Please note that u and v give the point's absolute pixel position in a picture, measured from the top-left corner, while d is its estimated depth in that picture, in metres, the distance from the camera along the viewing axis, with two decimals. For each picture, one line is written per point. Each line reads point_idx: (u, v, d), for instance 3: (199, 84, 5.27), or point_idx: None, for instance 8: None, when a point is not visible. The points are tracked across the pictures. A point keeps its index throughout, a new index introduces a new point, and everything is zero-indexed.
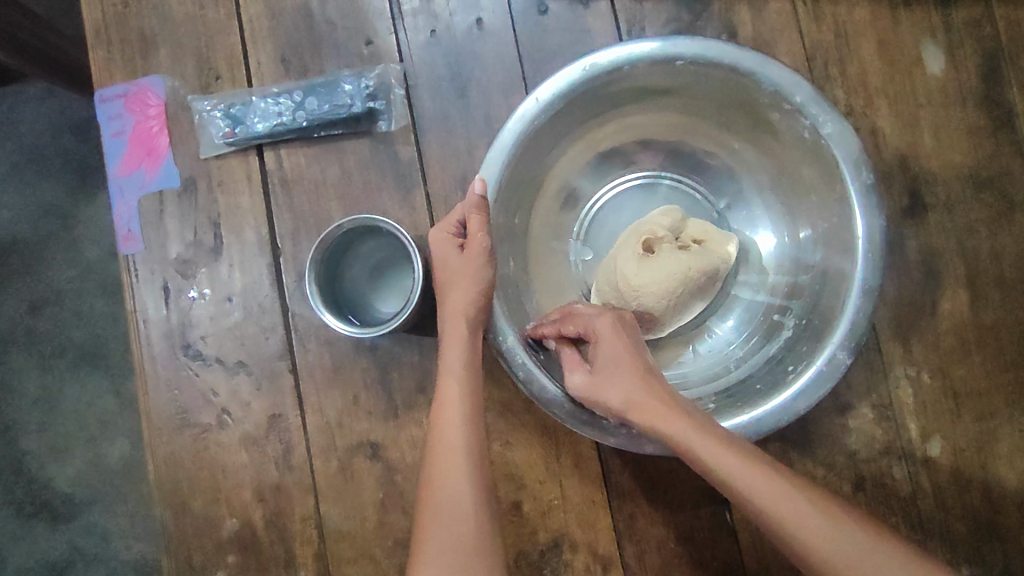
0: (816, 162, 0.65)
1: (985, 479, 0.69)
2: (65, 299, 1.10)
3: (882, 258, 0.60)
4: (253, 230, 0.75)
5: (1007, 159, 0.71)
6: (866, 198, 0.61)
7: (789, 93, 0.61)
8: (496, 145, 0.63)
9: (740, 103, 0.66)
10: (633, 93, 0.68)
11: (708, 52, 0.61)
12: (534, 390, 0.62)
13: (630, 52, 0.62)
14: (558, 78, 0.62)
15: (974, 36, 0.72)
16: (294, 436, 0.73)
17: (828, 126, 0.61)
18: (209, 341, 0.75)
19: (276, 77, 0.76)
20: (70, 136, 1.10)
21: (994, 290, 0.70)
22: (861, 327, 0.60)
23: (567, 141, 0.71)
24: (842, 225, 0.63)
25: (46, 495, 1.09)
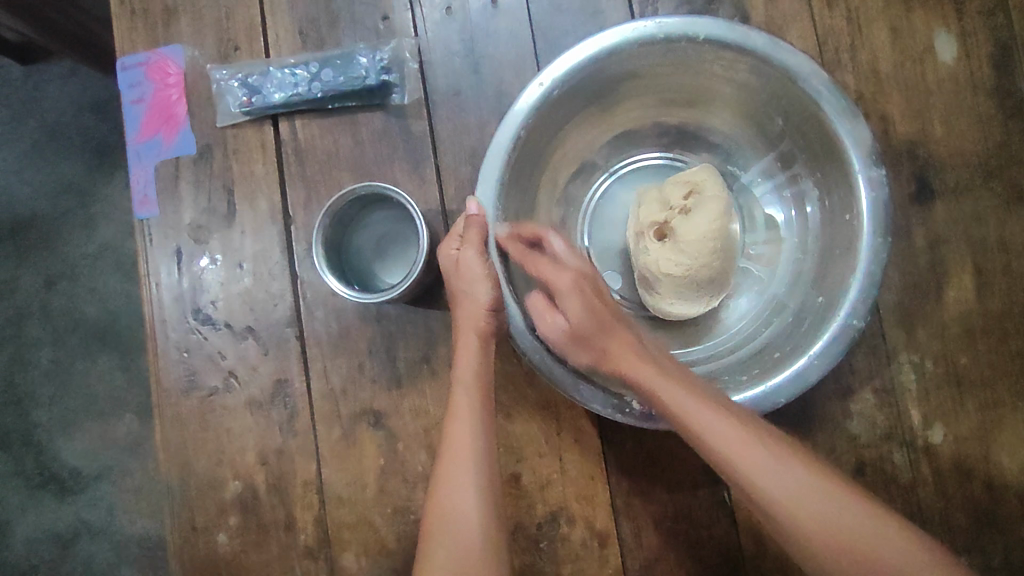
0: (819, 141, 0.65)
1: (988, 469, 0.68)
2: (80, 274, 1.12)
3: (886, 234, 0.60)
4: (265, 199, 0.76)
5: (1017, 148, 0.71)
6: (870, 175, 0.61)
7: (790, 69, 0.61)
8: (505, 127, 0.63)
9: (746, 85, 0.67)
10: (632, 77, 0.68)
11: (700, 29, 0.62)
12: (535, 363, 0.63)
13: (625, 33, 0.62)
14: (563, 62, 0.62)
15: (987, 25, 0.72)
16: (298, 402, 0.75)
17: (827, 96, 0.61)
18: (218, 306, 0.76)
19: (293, 50, 0.77)
20: (90, 114, 1.12)
21: (1000, 278, 0.70)
22: (867, 304, 0.60)
23: (574, 126, 0.71)
24: (847, 205, 0.63)
25: (55, 465, 1.11)
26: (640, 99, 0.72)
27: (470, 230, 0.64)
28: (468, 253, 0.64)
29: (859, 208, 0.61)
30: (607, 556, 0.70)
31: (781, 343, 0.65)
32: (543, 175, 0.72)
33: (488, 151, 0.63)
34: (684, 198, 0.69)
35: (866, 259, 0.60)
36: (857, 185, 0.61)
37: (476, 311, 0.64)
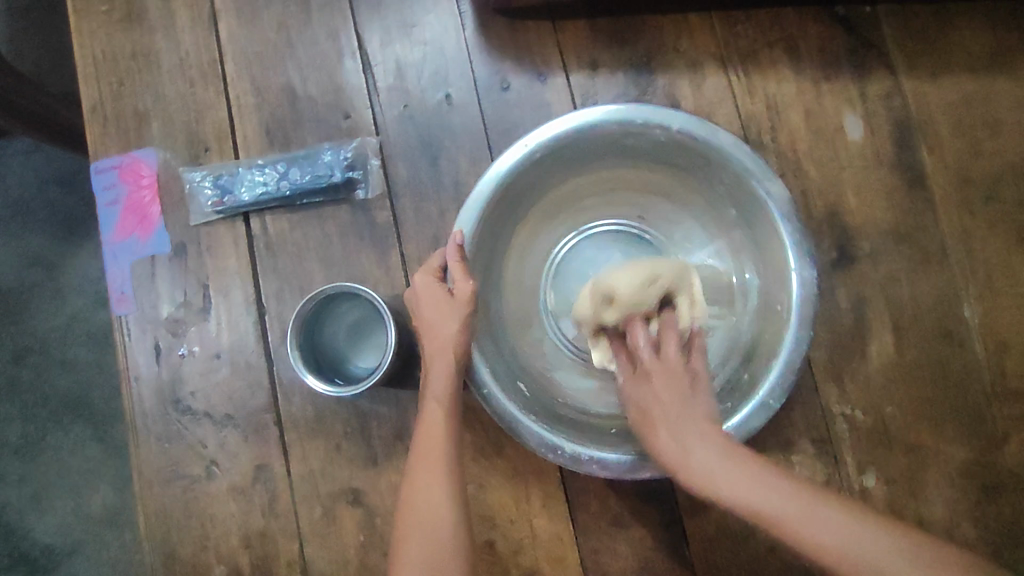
0: (752, 213, 0.71)
1: (918, 508, 0.74)
2: (49, 348, 1.11)
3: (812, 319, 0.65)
4: (239, 290, 0.81)
5: (920, 215, 0.79)
6: (799, 250, 0.66)
7: (739, 164, 0.67)
8: (473, 196, 0.67)
9: (700, 169, 0.73)
10: (611, 148, 0.73)
11: (658, 118, 0.67)
12: (499, 410, 0.66)
13: (585, 118, 0.68)
14: (521, 144, 0.68)
15: (887, 106, 0.81)
16: (279, 484, 0.78)
17: (770, 187, 0.67)
18: (198, 396, 0.80)
19: (261, 150, 0.83)
20: (55, 188, 1.13)
21: (915, 331, 0.77)
22: (789, 383, 0.64)
23: (552, 184, 0.76)
24: (778, 266, 0.68)
25: (25, 546, 1.09)
26: (610, 168, 0.77)
27: (452, 265, 0.64)
28: (460, 286, 0.64)
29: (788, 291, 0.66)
30: None
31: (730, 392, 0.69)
32: (516, 224, 0.77)
33: (470, 194, 0.68)
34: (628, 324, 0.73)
35: (798, 291, 0.65)
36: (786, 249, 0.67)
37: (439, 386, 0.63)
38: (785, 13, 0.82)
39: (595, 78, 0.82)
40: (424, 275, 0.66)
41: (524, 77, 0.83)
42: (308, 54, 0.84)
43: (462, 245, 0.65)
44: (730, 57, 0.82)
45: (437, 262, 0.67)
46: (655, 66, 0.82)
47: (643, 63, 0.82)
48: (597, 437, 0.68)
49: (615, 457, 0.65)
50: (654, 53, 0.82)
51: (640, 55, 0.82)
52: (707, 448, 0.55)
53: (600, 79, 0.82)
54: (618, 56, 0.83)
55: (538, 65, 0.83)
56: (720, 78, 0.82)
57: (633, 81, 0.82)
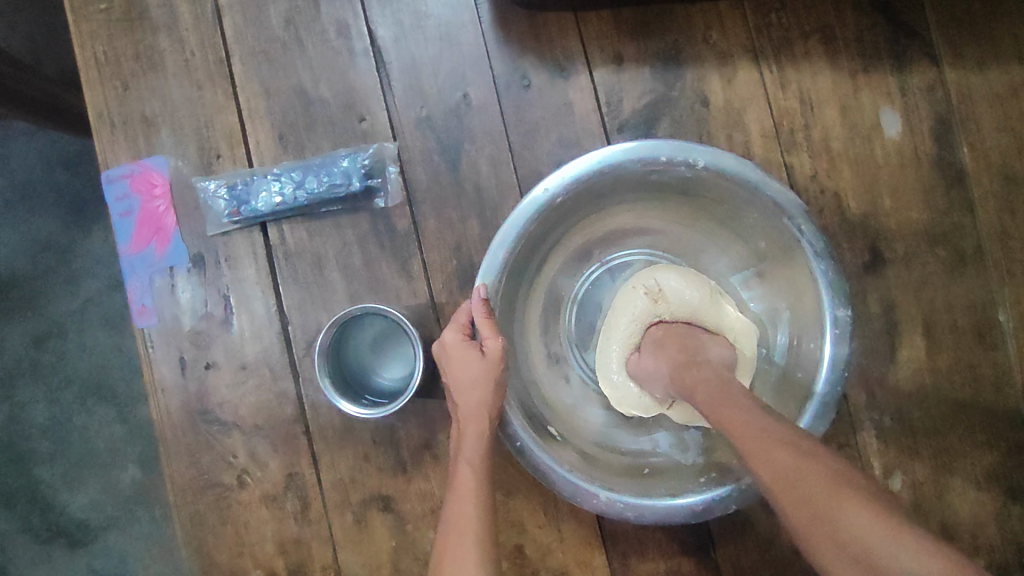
0: (782, 249, 0.68)
1: (942, 510, 0.75)
2: (68, 330, 1.05)
3: (847, 333, 0.64)
4: (260, 302, 0.80)
5: (958, 215, 0.76)
6: (834, 283, 0.64)
7: (774, 201, 0.64)
8: (499, 240, 0.65)
9: (735, 207, 0.69)
10: (636, 184, 0.70)
11: (693, 156, 0.64)
12: (532, 462, 0.66)
13: (615, 154, 0.64)
14: (549, 182, 0.65)
15: (928, 99, 0.77)
16: (310, 492, 0.79)
17: (802, 226, 0.64)
18: (226, 408, 0.80)
19: (275, 157, 0.80)
20: (61, 170, 1.05)
21: (948, 336, 0.76)
22: (835, 394, 0.64)
23: (584, 217, 0.73)
24: (810, 300, 0.66)
25: (62, 521, 1.04)
26: (636, 200, 0.73)
27: (480, 322, 0.65)
28: (490, 344, 0.65)
29: (818, 300, 0.65)
30: None
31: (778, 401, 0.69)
32: (542, 260, 0.74)
33: (491, 246, 0.66)
34: (654, 309, 0.71)
35: (831, 331, 0.64)
36: (820, 288, 0.64)
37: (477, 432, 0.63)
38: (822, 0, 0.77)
39: (620, 75, 0.79)
40: (453, 331, 0.67)
41: (545, 74, 0.79)
42: (319, 53, 0.80)
43: (487, 300, 0.65)
44: (763, 49, 0.78)
45: (465, 317, 0.68)
46: (683, 60, 0.78)
47: (671, 57, 0.78)
48: (634, 484, 0.68)
49: (651, 501, 0.65)
50: (682, 46, 0.78)
51: (668, 48, 0.78)
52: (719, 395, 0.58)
53: (626, 76, 0.79)
54: (644, 50, 0.78)
55: (560, 60, 0.79)
56: (752, 72, 0.78)
57: (660, 76, 0.78)
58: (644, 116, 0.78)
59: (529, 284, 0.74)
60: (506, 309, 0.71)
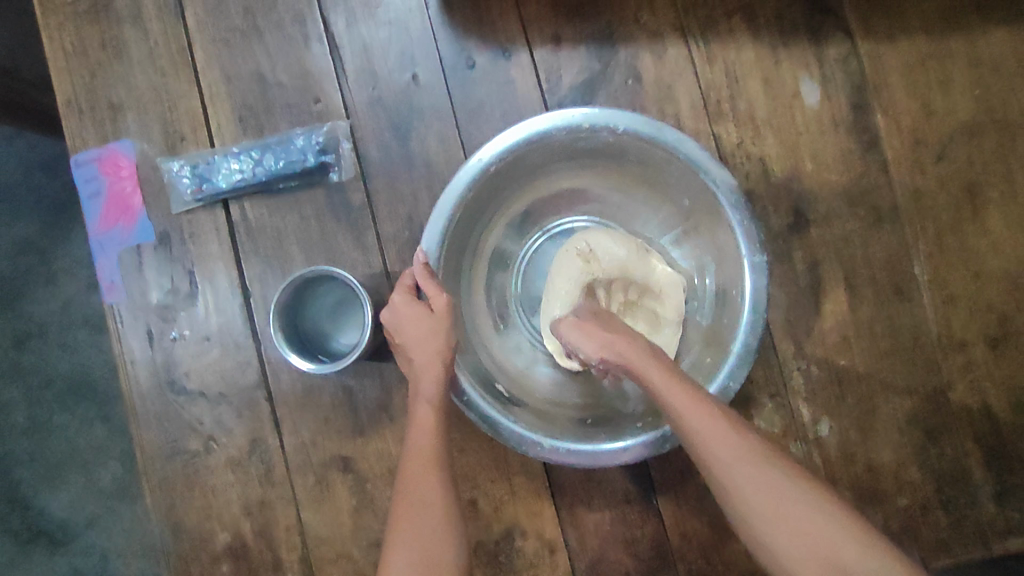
0: (704, 205, 0.73)
1: (868, 453, 0.80)
2: (49, 333, 1.08)
3: (766, 281, 0.69)
4: (224, 275, 0.85)
5: (874, 176, 0.82)
6: (750, 232, 0.69)
7: (693, 161, 0.69)
8: (440, 209, 0.70)
9: (660, 172, 0.75)
10: (567, 153, 0.75)
11: (617, 121, 0.69)
12: (478, 416, 0.70)
13: (544, 123, 0.69)
14: (484, 151, 0.70)
15: (843, 71, 0.83)
16: (274, 455, 0.83)
17: (720, 182, 0.69)
18: (192, 377, 0.84)
19: (236, 137, 0.85)
20: (41, 174, 1.09)
21: (868, 289, 0.81)
22: (756, 333, 0.69)
23: (521, 188, 0.78)
24: (731, 250, 0.72)
25: (42, 520, 1.07)
26: (570, 168, 0.78)
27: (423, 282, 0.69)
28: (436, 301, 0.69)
29: (737, 249, 0.70)
30: (558, 561, 0.81)
31: (709, 348, 0.74)
32: (484, 228, 0.79)
33: (436, 207, 0.71)
34: (586, 269, 0.77)
35: (751, 276, 0.69)
36: (738, 240, 0.70)
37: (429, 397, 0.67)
38: None
39: (558, 53, 0.84)
40: (399, 294, 0.72)
41: (488, 54, 0.84)
42: (276, 38, 0.85)
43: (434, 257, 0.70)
44: (690, 27, 0.84)
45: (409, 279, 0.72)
46: (616, 38, 0.84)
47: (604, 36, 0.84)
48: (575, 433, 0.73)
49: (594, 448, 0.69)
50: (614, 25, 0.84)
51: (602, 28, 0.84)
52: (686, 392, 0.60)
53: (563, 54, 0.84)
54: (580, 30, 0.84)
55: (501, 41, 0.84)
56: (680, 49, 0.84)
57: (595, 54, 0.84)
58: (581, 91, 0.84)
59: (475, 248, 0.79)
60: (452, 273, 0.76)
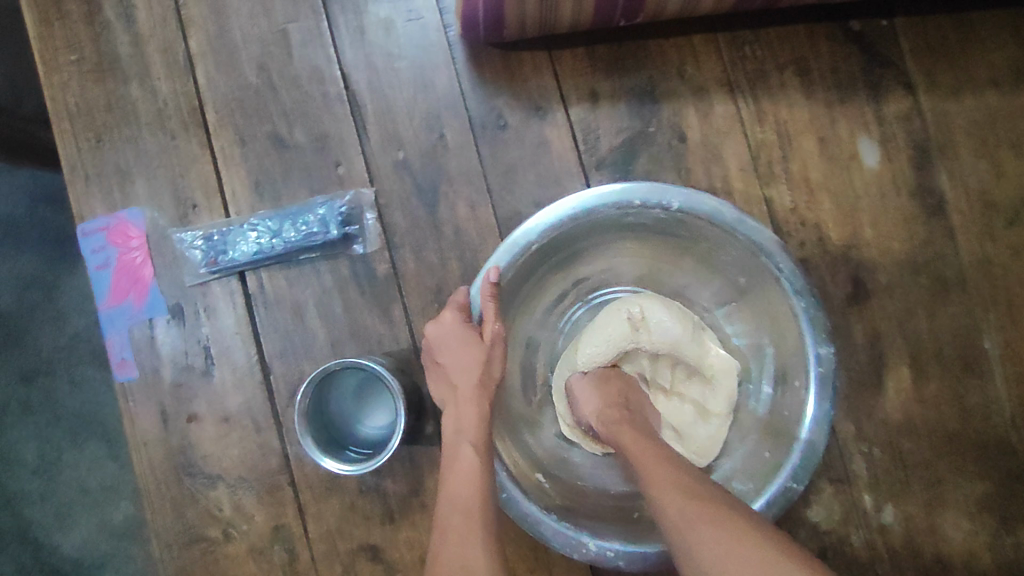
0: (762, 285, 0.67)
1: (937, 543, 0.74)
2: (58, 367, 1.00)
3: (833, 377, 0.63)
4: (241, 352, 0.79)
5: (940, 243, 0.76)
6: (814, 321, 0.63)
7: (752, 240, 0.63)
8: (477, 289, 0.65)
9: (712, 247, 0.68)
10: (612, 227, 0.69)
11: (669, 198, 0.63)
12: (515, 512, 0.65)
13: (590, 199, 0.63)
14: (525, 229, 0.64)
15: (905, 128, 0.77)
16: (298, 543, 0.78)
17: (781, 263, 0.63)
18: (210, 460, 0.79)
19: (252, 204, 0.80)
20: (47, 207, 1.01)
21: (935, 365, 0.75)
22: (822, 433, 0.63)
23: (562, 263, 0.72)
24: (791, 337, 0.65)
25: (55, 561, 0.99)
26: (614, 243, 0.72)
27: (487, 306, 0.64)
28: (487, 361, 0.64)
29: (800, 338, 0.64)
30: None
31: (767, 441, 0.68)
32: (521, 306, 0.73)
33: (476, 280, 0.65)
34: (634, 336, 0.71)
35: (816, 369, 0.63)
36: (802, 327, 0.63)
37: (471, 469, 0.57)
38: (795, 31, 0.77)
39: (596, 111, 0.78)
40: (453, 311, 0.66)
41: (520, 112, 0.79)
42: (293, 97, 0.80)
43: (496, 284, 0.63)
44: (738, 82, 0.77)
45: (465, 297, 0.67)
46: (659, 95, 0.78)
47: (646, 92, 0.78)
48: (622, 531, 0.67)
49: (646, 549, 0.63)
50: (657, 81, 0.78)
51: (643, 84, 0.78)
52: (653, 455, 0.57)
53: (601, 112, 0.78)
54: (619, 86, 0.78)
55: (535, 99, 0.78)
56: (729, 105, 0.78)
57: (636, 111, 0.78)
58: (621, 152, 0.78)
59: (511, 327, 0.73)
60: None
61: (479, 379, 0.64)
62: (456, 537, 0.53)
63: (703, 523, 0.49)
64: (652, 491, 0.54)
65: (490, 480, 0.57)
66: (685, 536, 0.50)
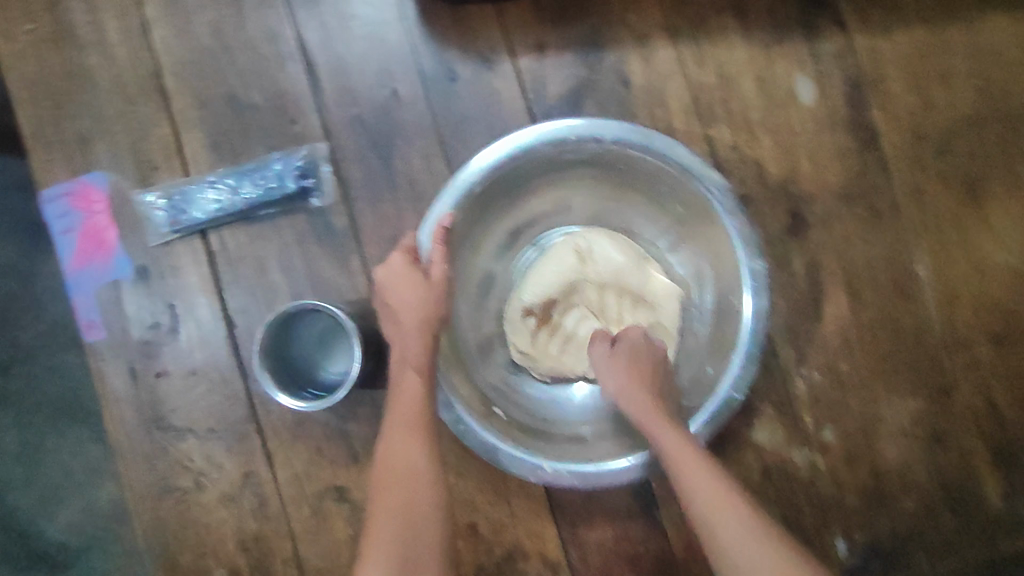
0: (697, 213, 0.72)
1: (873, 458, 0.79)
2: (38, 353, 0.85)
3: (767, 287, 0.67)
4: (206, 307, 0.82)
5: (872, 176, 0.80)
6: (745, 234, 0.68)
7: (684, 168, 0.67)
8: (430, 219, 0.68)
9: (649, 180, 0.72)
10: (555, 166, 0.72)
11: (604, 131, 0.67)
12: (472, 437, 0.68)
13: (530, 136, 0.67)
14: (470, 168, 0.67)
15: (839, 66, 0.80)
16: (267, 488, 0.81)
17: (712, 188, 0.67)
18: (180, 413, 0.82)
19: (212, 163, 0.82)
20: None
21: (869, 293, 0.79)
22: (759, 340, 0.67)
23: (510, 203, 0.75)
24: (727, 256, 0.70)
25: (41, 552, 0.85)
26: (559, 185, 0.76)
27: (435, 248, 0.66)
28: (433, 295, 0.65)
29: (734, 254, 0.69)
30: None
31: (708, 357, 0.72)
32: (474, 246, 0.76)
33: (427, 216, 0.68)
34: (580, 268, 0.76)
35: (750, 280, 0.68)
36: (735, 243, 0.68)
37: (412, 399, 0.61)
38: None
39: (542, 60, 0.81)
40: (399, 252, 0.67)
41: (469, 64, 0.81)
42: (248, 57, 0.82)
43: (448, 228, 0.67)
44: (679, 28, 0.81)
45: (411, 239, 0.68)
46: (602, 43, 0.81)
47: (590, 41, 0.81)
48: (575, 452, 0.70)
49: (595, 468, 0.67)
50: (599, 30, 0.81)
51: (587, 33, 0.81)
52: (678, 438, 0.62)
53: (547, 62, 0.81)
54: (563, 37, 0.81)
55: (483, 51, 0.81)
56: (668, 53, 0.81)
57: (581, 59, 0.81)
58: (567, 99, 0.81)
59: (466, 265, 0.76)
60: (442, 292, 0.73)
61: (425, 314, 0.64)
62: (395, 460, 0.58)
63: (726, 518, 0.57)
64: (679, 473, 0.60)
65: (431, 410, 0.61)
66: (709, 524, 0.58)
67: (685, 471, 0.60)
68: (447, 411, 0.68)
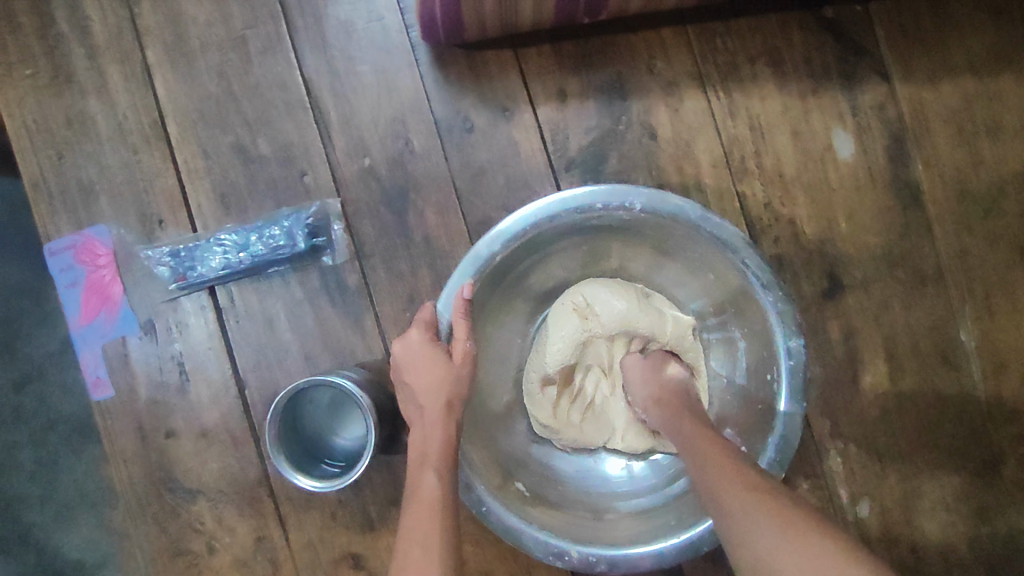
0: (730, 280, 0.67)
1: (913, 536, 0.75)
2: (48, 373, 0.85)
3: (804, 372, 0.63)
4: (215, 367, 0.79)
5: (916, 235, 0.75)
6: (785, 314, 0.63)
7: (718, 237, 0.63)
8: (445, 294, 0.64)
9: (680, 243, 0.68)
10: (579, 229, 0.68)
11: (630, 199, 0.63)
12: (497, 523, 0.64)
13: (553, 204, 0.63)
14: (489, 237, 0.63)
15: (879, 118, 0.75)
16: (281, 555, 0.79)
17: (748, 260, 0.63)
18: (190, 475, 0.80)
19: (218, 217, 0.79)
20: None
21: (911, 360, 0.75)
22: (797, 424, 0.63)
23: (532, 266, 0.71)
24: (764, 331, 0.65)
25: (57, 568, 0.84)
26: (585, 247, 0.72)
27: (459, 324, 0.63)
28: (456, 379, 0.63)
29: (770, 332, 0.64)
30: None
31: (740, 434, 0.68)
32: (493, 310, 0.72)
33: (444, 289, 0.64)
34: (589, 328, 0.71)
35: (787, 363, 0.63)
36: (772, 322, 0.63)
37: (430, 498, 0.56)
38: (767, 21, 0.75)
39: (564, 111, 0.76)
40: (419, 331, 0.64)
41: (486, 114, 0.77)
42: (254, 106, 0.78)
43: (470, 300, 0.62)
44: (708, 75, 0.76)
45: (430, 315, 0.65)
46: (628, 92, 0.76)
47: (614, 89, 0.76)
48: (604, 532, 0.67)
49: (629, 555, 0.63)
50: (625, 77, 0.76)
51: (611, 81, 0.76)
52: (708, 439, 0.57)
53: (569, 113, 0.76)
54: (587, 84, 0.76)
55: (501, 100, 0.77)
56: (699, 101, 0.76)
57: (606, 109, 0.76)
58: (591, 152, 0.76)
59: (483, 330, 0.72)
60: None
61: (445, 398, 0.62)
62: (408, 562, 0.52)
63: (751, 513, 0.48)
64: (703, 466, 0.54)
65: (451, 510, 0.56)
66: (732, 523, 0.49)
67: (708, 463, 0.54)
68: (469, 494, 0.64)
